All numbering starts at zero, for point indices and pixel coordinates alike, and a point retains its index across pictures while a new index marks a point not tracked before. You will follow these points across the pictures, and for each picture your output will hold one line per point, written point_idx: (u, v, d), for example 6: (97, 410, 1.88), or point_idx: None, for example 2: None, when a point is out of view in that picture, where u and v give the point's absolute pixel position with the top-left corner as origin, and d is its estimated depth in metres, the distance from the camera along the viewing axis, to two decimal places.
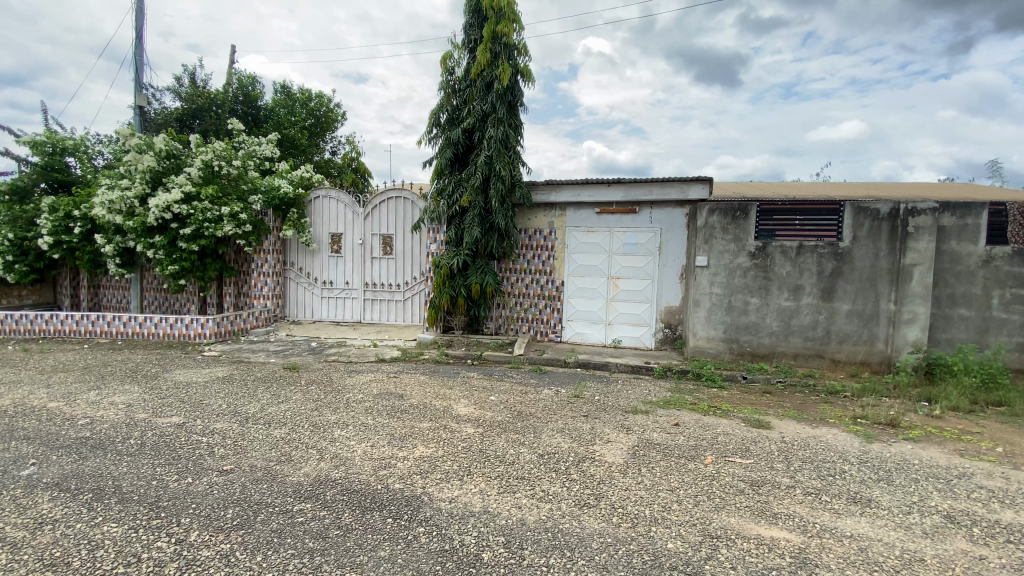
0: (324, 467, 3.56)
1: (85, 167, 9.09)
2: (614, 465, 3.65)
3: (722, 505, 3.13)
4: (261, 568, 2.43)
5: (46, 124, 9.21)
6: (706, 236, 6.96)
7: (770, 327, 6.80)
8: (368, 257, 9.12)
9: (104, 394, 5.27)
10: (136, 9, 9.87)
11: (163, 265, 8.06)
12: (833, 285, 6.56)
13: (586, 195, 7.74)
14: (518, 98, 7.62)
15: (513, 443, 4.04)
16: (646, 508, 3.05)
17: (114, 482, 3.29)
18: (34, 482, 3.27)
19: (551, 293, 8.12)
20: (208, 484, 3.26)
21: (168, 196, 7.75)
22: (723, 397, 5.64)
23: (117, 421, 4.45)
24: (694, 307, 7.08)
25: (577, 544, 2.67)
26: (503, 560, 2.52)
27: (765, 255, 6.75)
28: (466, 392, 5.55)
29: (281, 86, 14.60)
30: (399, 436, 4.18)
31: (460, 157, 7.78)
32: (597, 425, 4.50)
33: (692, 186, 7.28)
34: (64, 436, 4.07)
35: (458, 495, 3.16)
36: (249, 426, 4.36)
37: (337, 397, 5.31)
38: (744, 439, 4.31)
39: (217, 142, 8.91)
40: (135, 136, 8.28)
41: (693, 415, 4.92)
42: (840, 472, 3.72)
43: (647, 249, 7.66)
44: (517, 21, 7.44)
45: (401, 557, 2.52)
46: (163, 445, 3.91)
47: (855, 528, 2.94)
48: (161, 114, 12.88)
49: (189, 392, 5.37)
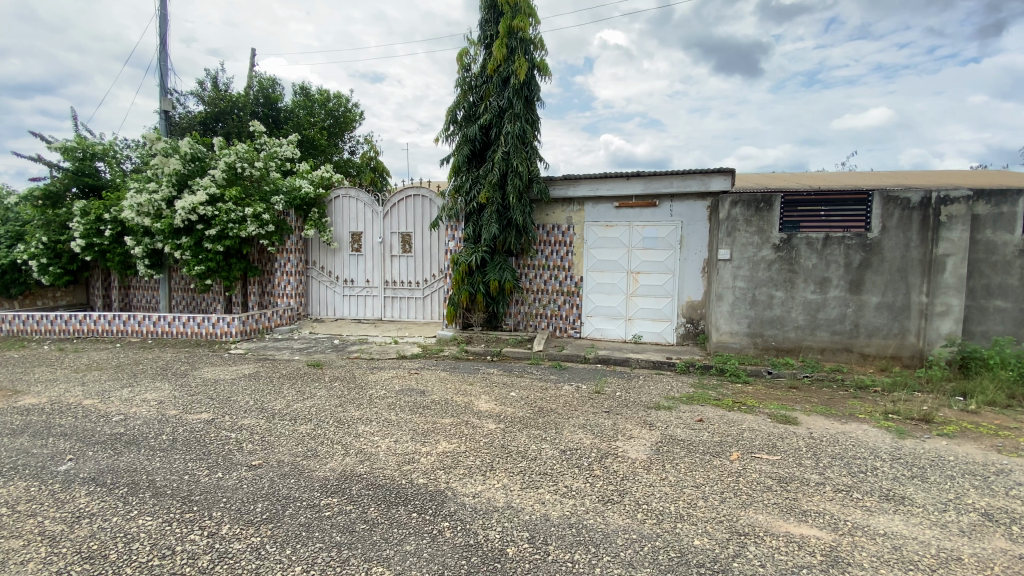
0: (350, 462, 3.61)
1: (114, 171, 9.35)
2: (638, 461, 3.62)
3: (749, 502, 3.08)
4: (290, 561, 2.47)
5: (76, 131, 9.48)
6: (728, 229, 6.83)
7: (796, 321, 6.66)
8: (388, 255, 9.21)
9: (137, 392, 5.42)
10: (160, 16, 10.12)
11: (190, 266, 8.26)
12: (862, 278, 6.38)
13: (605, 189, 7.68)
14: (534, 93, 7.56)
15: (536, 439, 4.04)
16: (671, 505, 3.02)
17: (148, 476, 3.39)
18: (72, 477, 3.39)
19: (570, 288, 8.08)
20: (237, 479, 3.34)
21: (194, 198, 7.94)
22: (748, 393, 5.55)
23: (150, 417, 4.59)
24: (717, 301, 6.96)
25: (602, 540, 2.65)
26: (528, 555, 2.52)
27: (790, 247, 6.60)
28: (486, 388, 5.57)
29: (300, 88, 14.79)
30: (421, 431, 4.21)
31: (477, 153, 7.78)
32: (619, 421, 4.47)
33: (714, 177, 7.15)
34: (100, 432, 4.22)
35: (482, 491, 3.17)
36: (276, 422, 4.45)
37: (360, 393, 5.38)
38: (771, 435, 4.22)
39: (240, 144, 9.05)
40: (162, 140, 8.49)
41: (717, 411, 4.84)
42: (872, 469, 3.62)
43: (668, 243, 7.56)
44: (533, 15, 7.40)
45: (427, 551, 2.54)
46: (194, 441, 4.01)
47: (888, 525, 2.86)
48: (186, 118, 13.19)
49: (217, 390, 5.50)
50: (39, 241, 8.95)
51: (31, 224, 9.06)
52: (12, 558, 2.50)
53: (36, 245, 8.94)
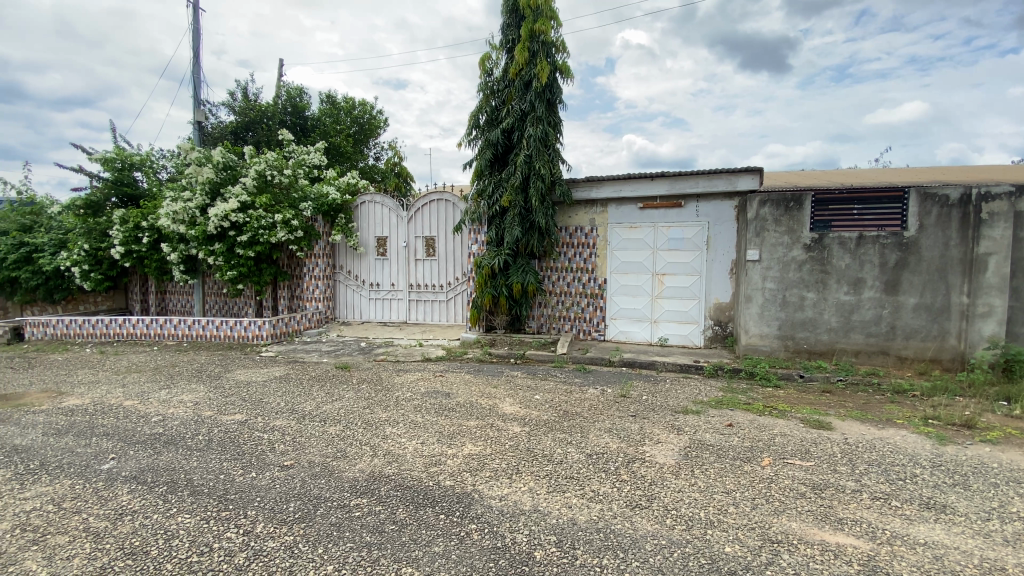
0: (378, 463, 3.67)
1: (150, 181, 9.70)
2: (666, 466, 3.57)
3: (782, 509, 3.01)
4: (323, 560, 2.52)
5: (115, 142, 9.86)
6: (757, 229, 6.70)
7: (828, 323, 6.47)
8: (412, 259, 9.32)
9: (174, 393, 5.61)
10: (194, 30, 10.51)
11: (223, 271, 8.53)
12: (898, 278, 6.16)
13: (628, 189, 7.61)
14: (557, 95, 7.56)
15: (561, 442, 4.02)
16: (701, 511, 2.97)
17: (186, 475, 3.51)
18: (114, 475, 3.53)
19: (593, 290, 8.03)
20: (271, 479, 3.43)
21: (226, 205, 8.20)
22: (779, 397, 5.41)
23: (187, 418, 4.75)
24: (745, 303, 6.82)
25: (630, 545, 2.63)
26: (556, 559, 2.51)
27: (821, 246, 6.43)
28: (511, 391, 5.58)
29: (326, 96, 15.13)
30: (448, 433, 4.25)
31: (500, 157, 7.80)
32: (646, 426, 4.41)
33: (741, 177, 7.03)
34: (140, 432, 4.39)
35: (508, 494, 3.18)
36: (307, 423, 4.55)
37: (387, 395, 5.46)
38: (804, 440, 4.11)
39: (269, 152, 9.29)
40: (196, 150, 8.80)
41: (747, 415, 4.75)
42: (911, 476, 3.48)
43: (694, 244, 7.45)
44: (555, 17, 7.40)
45: (456, 553, 2.56)
46: (229, 441, 4.13)
47: (929, 535, 2.75)
48: (218, 128, 13.65)
49: (250, 391, 5.64)
50: (81, 249, 9.36)
51: (74, 232, 9.47)
52: (60, 554, 2.62)
53: (79, 252, 9.35)
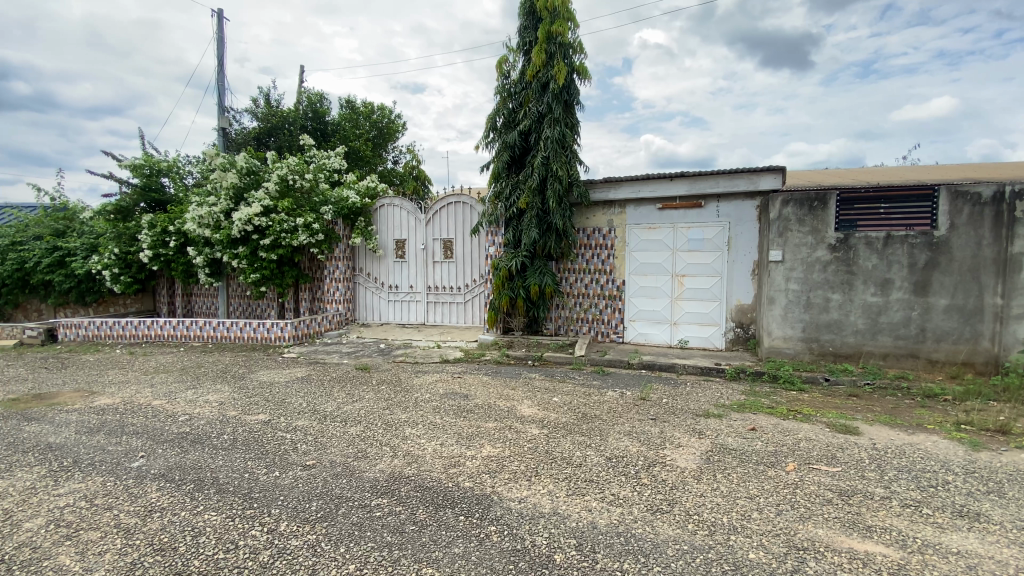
0: (398, 463, 3.71)
1: (177, 186, 9.97)
2: (687, 471, 3.52)
3: (808, 515, 2.94)
4: (344, 559, 2.55)
5: (144, 150, 10.16)
6: (780, 229, 6.57)
7: (855, 325, 6.31)
8: (430, 261, 9.38)
9: (200, 393, 5.74)
10: (219, 40, 10.80)
11: (247, 274, 8.72)
12: (928, 278, 5.98)
13: (647, 190, 7.55)
14: (574, 96, 7.55)
15: (580, 445, 4.00)
16: (724, 516, 2.91)
17: (212, 473, 3.59)
18: (144, 473, 3.63)
19: (612, 292, 7.98)
20: (294, 478, 3.48)
21: (250, 209, 8.39)
22: (804, 401, 5.29)
23: (212, 418, 4.85)
24: (768, 304, 6.69)
25: (651, 549, 2.60)
26: (576, 562, 2.50)
27: (847, 247, 6.28)
28: (529, 393, 5.57)
29: (346, 102, 15.37)
30: (466, 435, 4.27)
31: (517, 158, 7.81)
32: (666, 429, 4.36)
33: (763, 176, 6.92)
34: (168, 431, 4.50)
35: (528, 496, 3.18)
36: (329, 423, 4.61)
37: (406, 396, 5.50)
38: (830, 445, 4.02)
39: (291, 157, 9.47)
40: (220, 155, 9.02)
41: (771, 419, 4.66)
42: (943, 483, 3.37)
43: (715, 244, 7.35)
44: (572, 19, 7.39)
45: (475, 554, 2.57)
46: (253, 441, 4.21)
47: (962, 544, 2.66)
48: (241, 134, 13.95)
49: (273, 392, 5.74)
50: (112, 253, 9.66)
51: (105, 236, 9.79)
52: (92, 549, 2.70)
53: (109, 256, 9.66)
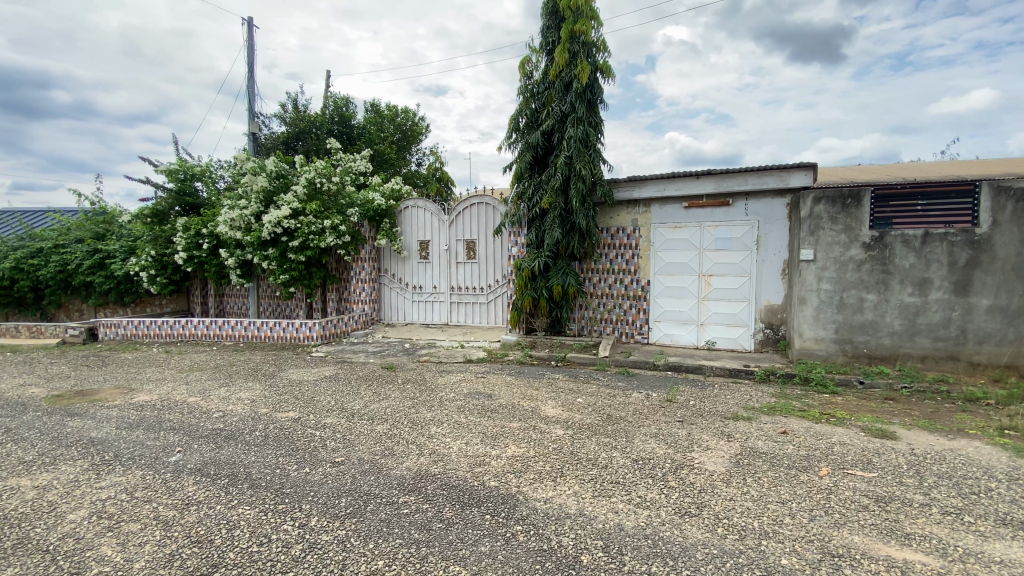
0: (424, 461, 3.75)
1: (210, 190, 10.28)
2: (716, 474, 3.46)
3: (843, 521, 2.85)
4: (373, 555, 2.59)
5: (179, 155, 10.52)
6: (811, 227, 6.40)
7: (891, 326, 6.09)
8: (454, 262, 9.45)
9: (232, 391, 5.92)
10: (250, 47, 11.13)
11: (276, 275, 8.95)
12: (969, 278, 5.74)
13: (672, 188, 7.44)
14: (598, 95, 7.52)
15: (606, 447, 3.97)
16: (754, 520, 2.86)
17: (245, 468, 3.70)
18: (181, 468, 3.76)
19: (636, 292, 7.90)
20: (323, 474, 3.56)
21: (279, 212, 8.63)
22: (837, 404, 5.14)
23: (245, 415, 4.99)
24: (799, 305, 6.52)
25: (680, 553, 2.57)
26: (603, 564, 2.48)
27: (882, 245, 6.07)
28: (553, 394, 5.55)
29: (371, 105, 15.63)
30: (491, 434, 4.30)
31: (540, 159, 7.80)
32: (694, 431, 4.30)
33: (793, 173, 6.77)
34: (203, 427, 4.65)
35: (553, 496, 3.17)
36: (356, 421, 4.70)
37: (431, 395, 5.56)
38: (866, 450, 3.90)
39: (318, 160, 9.66)
40: (251, 160, 9.28)
41: (803, 423, 4.54)
42: (986, 490, 3.23)
43: (743, 244, 7.21)
44: (595, 17, 7.36)
45: (502, 553, 2.58)
46: (284, 437, 4.32)
47: (1007, 553, 2.54)
48: (270, 138, 14.31)
49: (302, 390, 5.88)
50: (149, 255, 10.03)
51: (143, 239, 10.18)
52: (132, 540, 2.81)
53: (146, 258, 10.03)
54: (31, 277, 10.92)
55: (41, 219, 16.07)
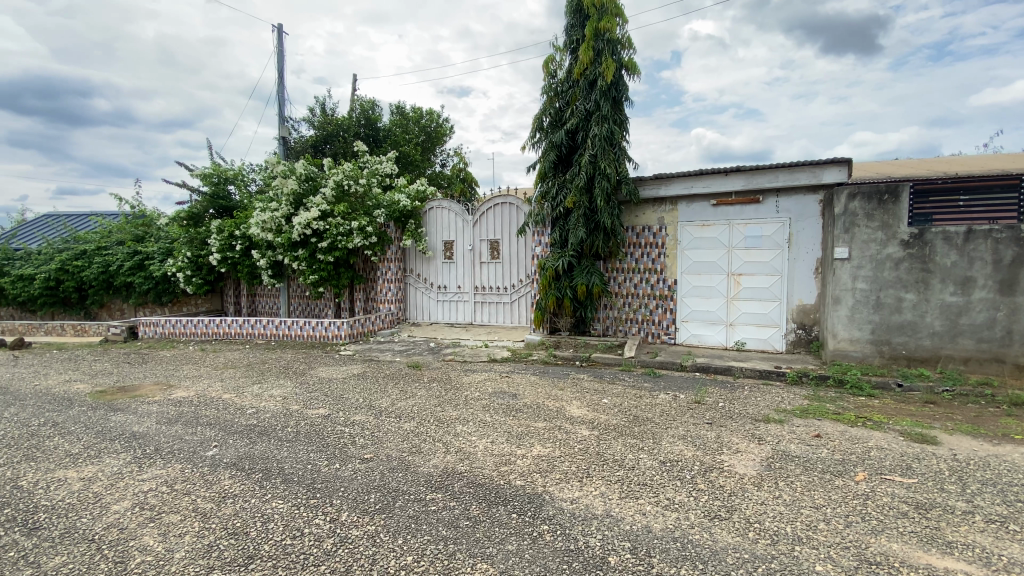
0: (451, 459, 3.79)
1: (242, 193, 10.59)
2: (747, 477, 3.39)
3: (880, 528, 2.76)
4: (402, 550, 2.63)
5: (213, 159, 10.86)
6: (846, 224, 6.20)
7: (931, 327, 5.86)
8: (478, 262, 9.50)
9: (265, 388, 6.10)
10: (280, 54, 11.43)
11: (306, 275, 9.17)
12: (1016, 276, 5.49)
13: (700, 186, 7.32)
14: (623, 93, 7.45)
15: (632, 448, 3.94)
16: (787, 526, 2.79)
17: (278, 464, 3.80)
18: (217, 461, 3.89)
19: (663, 292, 7.80)
20: (353, 470, 3.63)
21: (309, 214, 8.84)
22: (874, 407, 4.97)
23: (277, 411, 5.13)
24: (833, 304, 6.32)
25: (710, 556, 2.53)
26: (631, 566, 2.47)
27: (922, 242, 5.84)
28: (578, 394, 5.54)
29: (397, 107, 15.86)
30: (517, 433, 4.31)
31: (564, 158, 7.78)
32: (724, 434, 4.22)
33: (827, 169, 6.57)
34: (237, 423, 4.81)
35: (580, 497, 3.16)
36: (384, 419, 4.78)
37: (457, 394, 5.61)
38: (905, 455, 3.76)
39: (346, 163, 9.86)
40: (282, 163, 9.53)
41: (838, 426, 4.41)
42: None
43: (774, 242, 7.05)
44: (620, 14, 7.30)
45: (529, 552, 2.59)
46: (314, 433, 4.43)
47: None
48: (300, 142, 14.65)
49: (331, 388, 6.02)
50: (185, 256, 10.41)
51: (179, 241, 10.55)
52: (173, 531, 2.92)
53: (183, 259, 10.40)
54: (76, 278, 11.47)
55: (84, 222, 16.85)
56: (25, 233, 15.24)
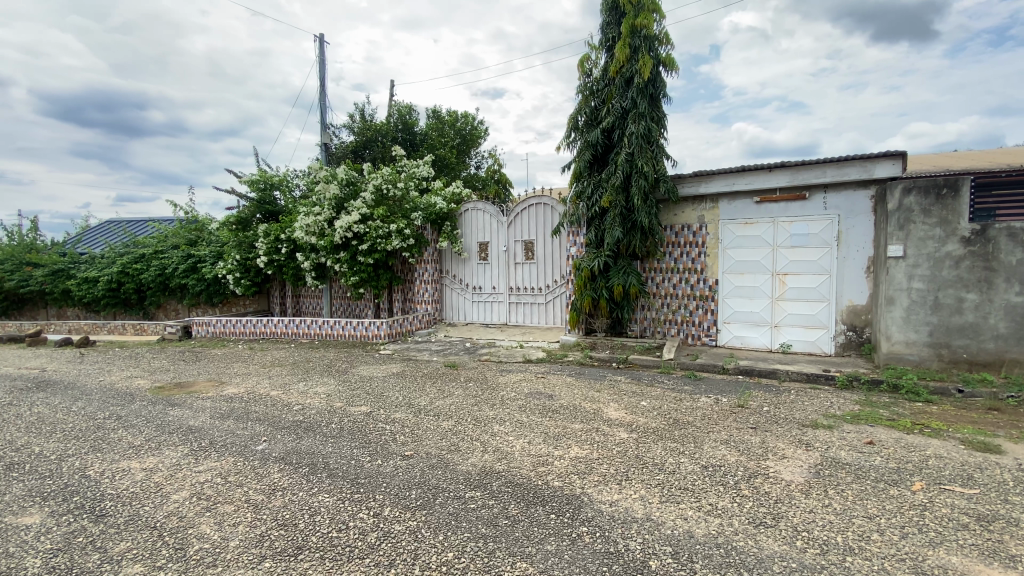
0: (489, 458, 3.83)
1: (287, 198, 11.02)
2: (794, 484, 3.28)
3: (939, 540, 2.62)
4: (443, 546, 2.69)
5: (259, 166, 11.33)
6: (900, 221, 5.89)
7: (995, 329, 5.50)
8: (513, 262, 9.55)
9: (310, 386, 6.33)
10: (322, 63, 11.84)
11: (347, 277, 9.46)
12: None
13: (742, 183, 7.12)
14: (660, 89, 7.35)
15: (672, 452, 3.87)
16: (838, 535, 2.69)
17: (323, 459, 3.95)
18: (267, 456, 4.07)
19: (703, 292, 7.62)
20: (394, 467, 3.73)
21: (349, 218, 9.13)
22: (931, 414, 4.71)
23: (322, 408, 5.32)
24: (886, 305, 6.00)
25: (755, 564, 2.47)
26: (672, 570, 2.44)
27: (984, 239, 5.49)
28: (615, 396, 5.49)
29: (433, 111, 16.14)
30: (553, 434, 4.31)
31: (599, 157, 7.73)
32: (768, 439, 4.09)
33: (879, 163, 6.27)
34: (284, 419, 5.02)
35: (619, 499, 3.14)
36: (423, 417, 4.87)
37: (493, 394, 5.66)
38: (966, 464, 3.54)
39: (385, 167, 10.10)
40: (324, 169, 9.86)
41: (892, 433, 4.19)
42: None
43: (822, 240, 6.78)
44: (657, 10, 7.19)
45: (568, 553, 2.59)
46: (357, 430, 4.57)
47: None
48: (340, 148, 15.11)
49: (371, 386, 6.18)
50: (235, 259, 10.92)
51: (229, 244, 11.06)
52: (227, 520, 3.09)
53: (233, 262, 10.90)
54: (136, 280, 12.21)
55: (142, 227, 17.92)
56: (90, 238, 16.32)
